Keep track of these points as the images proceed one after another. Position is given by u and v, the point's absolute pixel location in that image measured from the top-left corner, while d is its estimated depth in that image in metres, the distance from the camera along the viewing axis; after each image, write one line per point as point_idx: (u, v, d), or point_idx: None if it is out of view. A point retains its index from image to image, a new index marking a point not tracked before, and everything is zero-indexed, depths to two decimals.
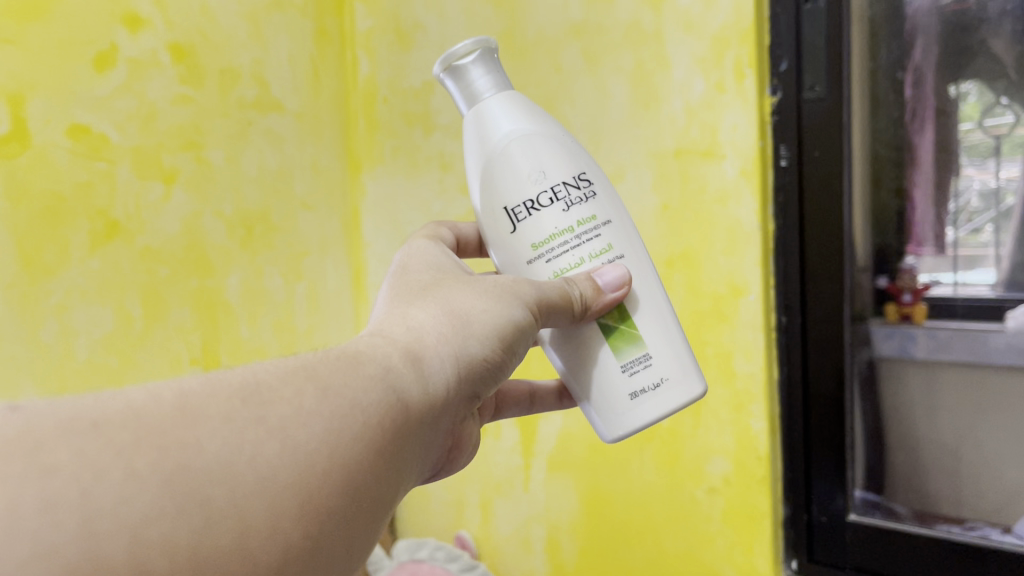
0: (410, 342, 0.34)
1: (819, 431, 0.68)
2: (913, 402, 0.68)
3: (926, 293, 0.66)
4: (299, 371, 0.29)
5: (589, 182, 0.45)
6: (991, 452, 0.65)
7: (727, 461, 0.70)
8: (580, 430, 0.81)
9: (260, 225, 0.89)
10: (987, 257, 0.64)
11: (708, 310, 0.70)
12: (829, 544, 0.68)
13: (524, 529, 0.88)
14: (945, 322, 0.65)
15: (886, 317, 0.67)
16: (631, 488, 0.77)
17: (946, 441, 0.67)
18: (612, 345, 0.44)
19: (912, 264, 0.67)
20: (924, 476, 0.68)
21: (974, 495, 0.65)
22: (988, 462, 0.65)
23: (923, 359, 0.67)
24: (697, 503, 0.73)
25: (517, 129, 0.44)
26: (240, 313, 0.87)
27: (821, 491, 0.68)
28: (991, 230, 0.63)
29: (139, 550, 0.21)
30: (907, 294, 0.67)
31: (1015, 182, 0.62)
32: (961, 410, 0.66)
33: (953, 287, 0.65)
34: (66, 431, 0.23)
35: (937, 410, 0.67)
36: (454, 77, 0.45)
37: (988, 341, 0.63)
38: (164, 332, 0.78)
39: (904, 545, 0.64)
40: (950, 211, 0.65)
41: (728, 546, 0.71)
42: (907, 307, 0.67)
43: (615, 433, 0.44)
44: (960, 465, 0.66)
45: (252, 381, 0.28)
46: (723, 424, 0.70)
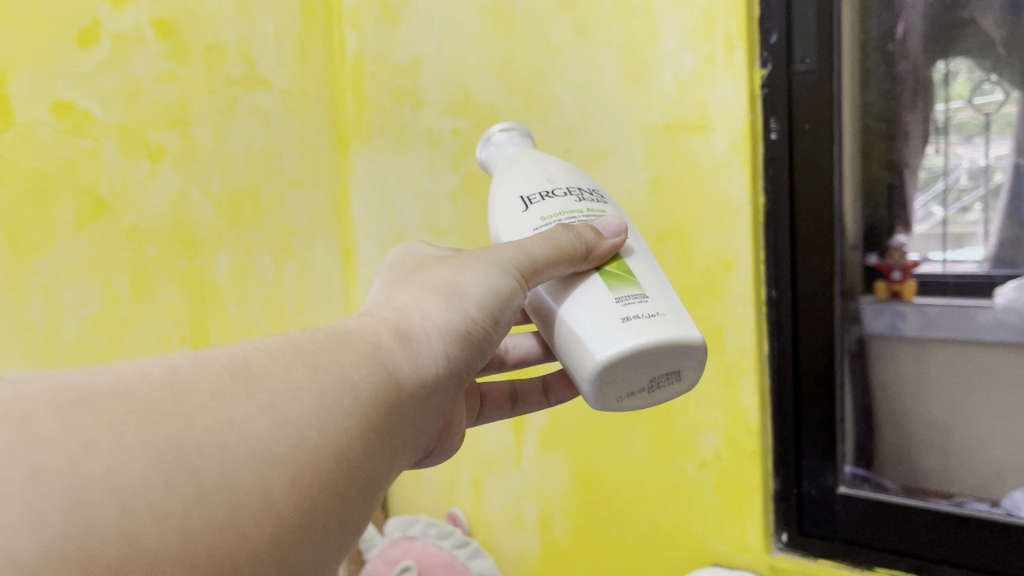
0: (399, 320, 0.34)
1: (809, 403, 0.68)
2: (902, 378, 0.69)
3: (914, 270, 0.68)
4: (287, 348, 0.29)
5: (600, 199, 0.47)
6: (980, 428, 0.66)
7: (717, 435, 0.71)
8: (572, 407, 0.81)
9: (248, 204, 0.88)
10: (975, 234, 0.66)
11: (698, 285, 0.70)
12: (819, 517, 0.68)
13: (516, 505, 0.88)
14: (933, 299, 0.68)
15: (876, 295, 0.68)
16: (622, 462, 0.78)
17: (934, 417, 0.68)
18: (604, 279, 0.41)
19: (901, 242, 0.68)
20: (912, 454, 0.68)
21: (962, 472, 0.66)
22: (977, 438, 0.66)
23: (913, 337, 0.68)
24: (688, 477, 0.73)
25: (540, 158, 0.49)
26: (229, 293, 0.86)
27: (811, 465, 0.68)
28: (980, 208, 0.66)
29: (129, 523, 0.21)
30: (896, 272, 0.68)
31: (1004, 163, 0.64)
32: (948, 386, 0.68)
33: (942, 264, 0.68)
34: (54, 402, 0.23)
35: (926, 387, 0.68)
36: (491, 145, 0.52)
37: (977, 317, 0.66)
38: (152, 312, 0.77)
39: (894, 519, 0.64)
40: (939, 189, 0.66)
41: (719, 521, 0.71)
42: (896, 284, 0.68)
43: (601, 352, 0.38)
44: (948, 442, 0.67)
45: (241, 358, 0.28)
46: (713, 398, 0.70)
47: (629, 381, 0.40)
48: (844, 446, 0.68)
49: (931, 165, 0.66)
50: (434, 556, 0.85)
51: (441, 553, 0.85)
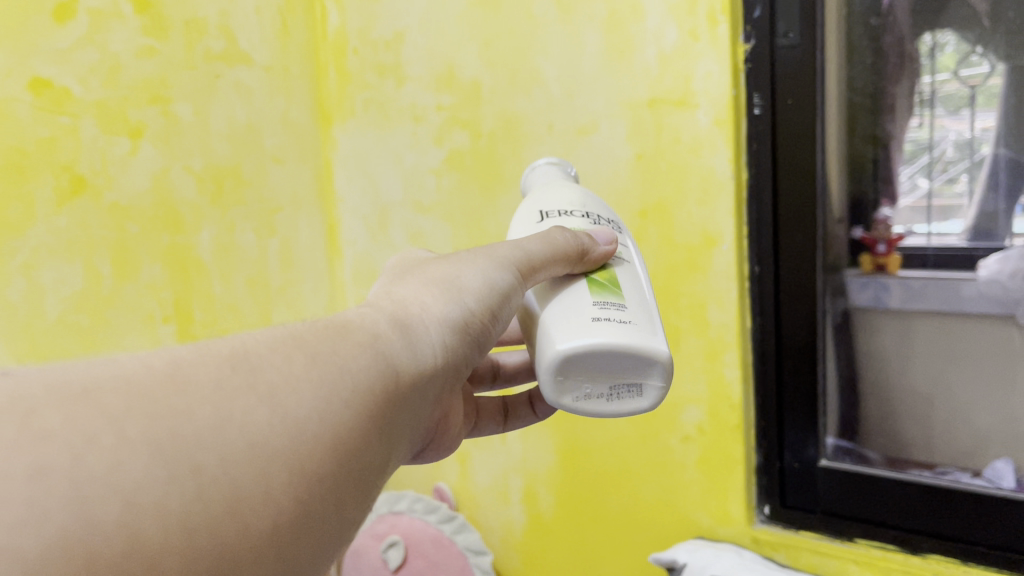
0: (398, 311, 0.34)
1: (790, 376, 0.68)
2: (887, 351, 0.68)
3: (900, 243, 0.66)
4: (287, 338, 0.29)
5: (619, 228, 0.49)
6: (965, 401, 0.65)
7: (700, 409, 0.71)
8: None
9: (230, 181, 0.88)
10: (961, 207, 0.63)
11: (682, 261, 0.70)
12: (801, 489, 0.69)
13: (502, 480, 0.88)
14: (916, 271, 0.65)
15: (861, 268, 0.68)
16: (607, 437, 0.78)
17: (919, 388, 0.67)
18: (590, 284, 0.41)
19: (887, 215, 0.66)
20: (897, 423, 0.68)
21: (946, 442, 0.66)
22: (962, 411, 0.65)
23: (897, 309, 0.67)
24: (672, 451, 0.74)
25: (573, 185, 0.51)
26: (212, 270, 0.86)
27: (793, 438, 0.69)
28: (965, 180, 0.62)
29: (131, 516, 0.21)
30: (881, 244, 0.67)
31: (990, 135, 0.61)
32: (932, 357, 0.66)
33: (927, 237, 0.65)
34: (57, 395, 0.22)
35: (909, 358, 0.67)
36: (532, 173, 0.55)
37: (961, 290, 0.64)
38: (135, 290, 0.77)
39: (877, 491, 0.65)
40: (924, 162, 0.64)
41: (702, 494, 0.72)
42: (882, 257, 0.67)
43: (560, 342, 0.38)
44: (933, 414, 0.66)
45: (240, 349, 0.27)
46: (697, 373, 0.71)
47: (591, 382, 0.39)
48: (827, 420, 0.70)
49: (914, 139, 0.64)
50: (420, 531, 0.85)
51: (428, 528, 0.86)
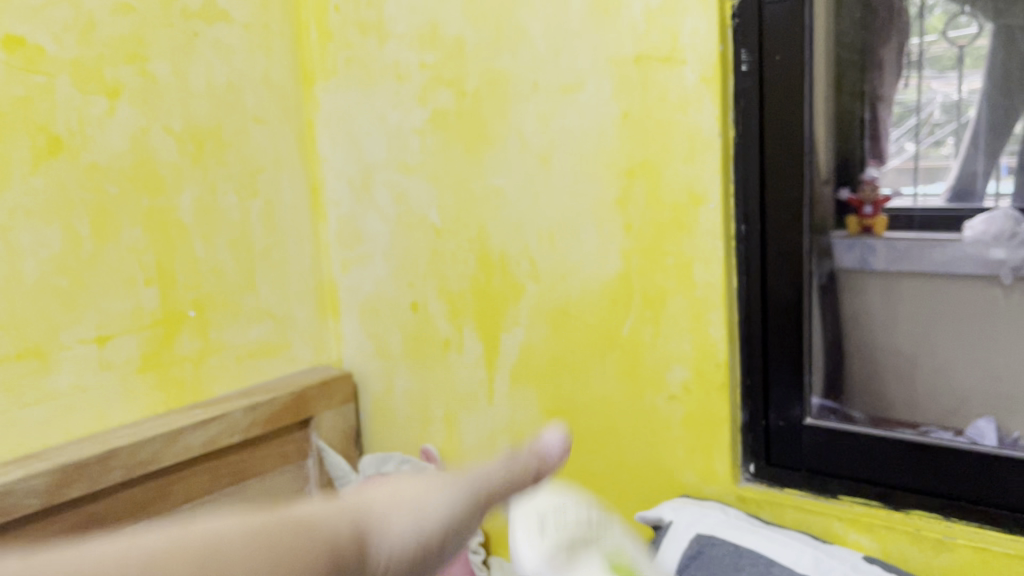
0: (359, 510, 0.32)
1: (776, 336, 0.68)
2: (872, 312, 0.70)
3: (886, 204, 0.67)
4: (258, 534, 0.25)
5: None
6: (946, 358, 0.68)
7: (686, 367, 0.71)
8: (543, 343, 0.81)
9: (211, 141, 0.86)
10: (948, 169, 0.64)
11: (668, 220, 0.70)
12: (785, 447, 0.69)
13: (489, 440, 0.88)
14: (903, 232, 0.68)
15: (847, 229, 0.68)
16: (593, 397, 0.78)
17: (902, 348, 0.69)
18: None
19: (873, 176, 0.67)
20: (881, 384, 0.69)
21: (929, 401, 0.66)
22: (943, 368, 0.68)
23: (883, 271, 0.69)
24: (657, 410, 0.74)
25: None
26: (194, 232, 0.84)
27: (779, 398, 0.69)
28: (952, 143, 0.64)
29: None
30: (867, 206, 0.67)
31: (977, 98, 0.63)
32: (914, 320, 0.69)
33: (913, 198, 0.67)
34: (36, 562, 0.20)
35: (894, 320, 0.69)
36: None
37: (941, 252, 0.68)
38: (116, 252, 0.77)
39: (861, 448, 0.65)
40: (911, 125, 0.65)
41: (687, 452, 0.73)
42: (868, 219, 0.67)
43: None
44: (916, 372, 0.68)
45: (212, 542, 0.24)
46: (682, 332, 0.71)
47: None
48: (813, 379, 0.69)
49: (903, 99, 0.64)
50: None
51: None
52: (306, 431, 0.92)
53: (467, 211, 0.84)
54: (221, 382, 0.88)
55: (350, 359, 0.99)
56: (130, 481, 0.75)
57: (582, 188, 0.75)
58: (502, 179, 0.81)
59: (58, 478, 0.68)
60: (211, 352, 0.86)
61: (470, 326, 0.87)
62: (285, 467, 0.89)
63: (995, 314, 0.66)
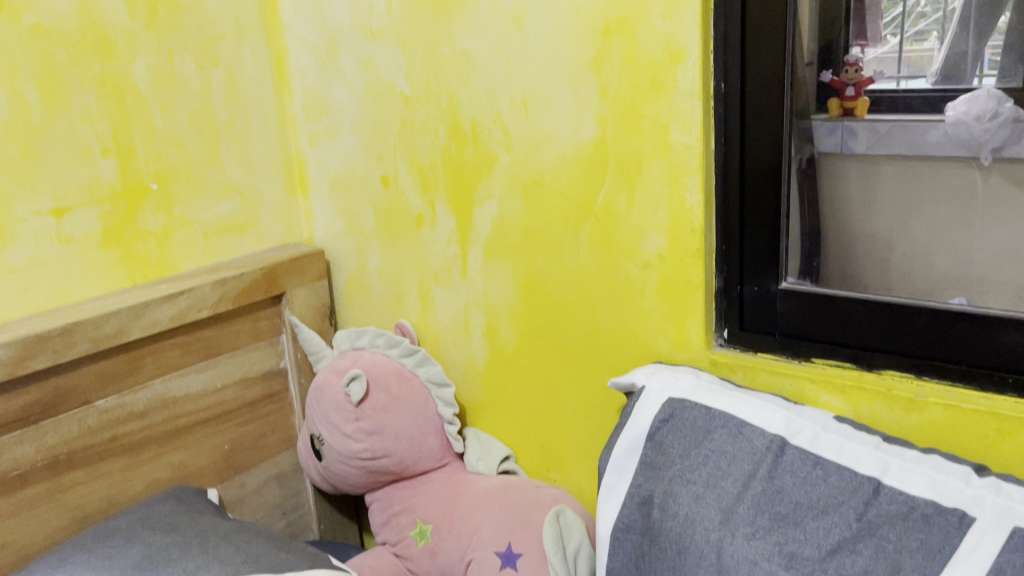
0: None
1: (754, 200, 0.67)
2: (849, 197, 0.67)
3: (869, 87, 0.63)
4: None
5: None
6: (924, 244, 0.64)
7: (661, 235, 0.70)
8: (517, 215, 0.79)
9: (165, 5, 0.80)
10: (931, 60, 0.60)
11: (645, 81, 0.67)
12: (759, 313, 0.69)
13: (463, 315, 0.87)
14: (885, 116, 0.63)
15: (829, 112, 0.65)
16: (567, 268, 0.77)
17: (879, 233, 0.66)
18: None
19: (856, 57, 0.62)
20: (855, 269, 0.66)
21: (903, 283, 0.63)
22: (920, 253, 0.64)
23: (863, 154, 0.65)
24: (631, 279, 0.73)
25: None
26: (151, 102, 0.80)
27: (754, 264, 0.68)
28: (936, 35, 0.60)
29: None
30: (850, 89, 0.63)
31: None
32: (894, 203, 0.65)
33: (896, 82, 0.62)
34: None
35: (872, 205, 0.66)
36: None
37: (927, 134, 0.63)
38: (67, 121, 0.73)
39: (836, 311, 0.64)
40: (897, 13, 0.60)
41: (661, 320, 0.72)
42: (849, 102, 0.64)
43: None
44: (892, 257, 0.65)
45: None
46: (658, 199, 0.69)
47: None
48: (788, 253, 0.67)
49: None
50: (383, 366, 0.85)
51: (390, 362, 0.86)
52: (278, 308, 0.90)
53: (437, 77, 0.81)
54: (188, 258, 0.86)
55: (321, 236, 0.97)
56: (98, 355, 0.74)
57: (556, 50, 0.72)
58: (472, 42, 0.77)
59: (23, 349, 0.67)
60: (176, 228, 0.84)
61: (442, 200, 0.85)
62: (258, 344, 0.88)
63: (981, 198, 0.63)
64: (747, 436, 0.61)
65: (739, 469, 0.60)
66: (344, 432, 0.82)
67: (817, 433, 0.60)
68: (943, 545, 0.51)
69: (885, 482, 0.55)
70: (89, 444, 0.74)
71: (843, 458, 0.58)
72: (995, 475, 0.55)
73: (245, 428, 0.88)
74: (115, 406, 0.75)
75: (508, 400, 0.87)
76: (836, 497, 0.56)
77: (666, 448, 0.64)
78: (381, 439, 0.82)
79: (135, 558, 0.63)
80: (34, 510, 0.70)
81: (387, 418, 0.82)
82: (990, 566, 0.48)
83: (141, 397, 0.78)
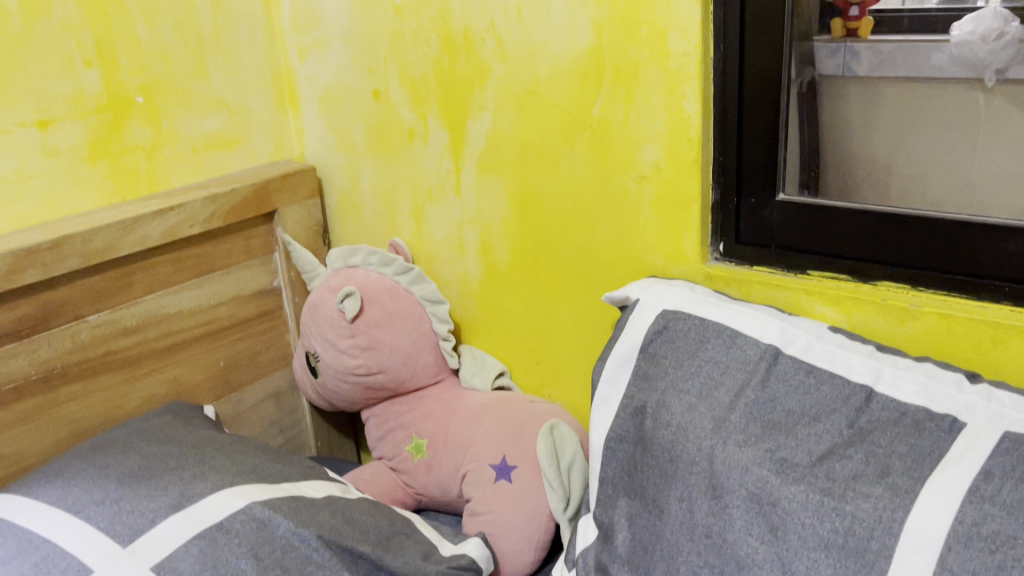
0: None
1: (753, 110, 0.65)
2: (849, 119, 0.65)
3: (873, 7, 0.60)
4: None
5: None
6: (922, 170, 0.62)
7: (658, 147, 0.69)
8: (512, 128, 0.78)
9: None
10: None
11: None
12: (755, 225, 0.68)
13: (457, 232, 0.87)
14: (888, 37, 0.60)
15: (831, 32, 0.62)
16: (562, 182, 0.76)
17: (878, 156, 0.64)
18: None
19: None
20: (852, 195, 0.64)
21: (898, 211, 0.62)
22: (918, 179, 0.62)
23: (865, 76, 0.63)
24: (626, 192, 0.72)
25: None
26: (134, 10, 0.78)
27: (752, 176, 0.67)
28: None
29: None
30: (853, 9, 0.61)
31: None
32: (894, 127, 0.63)
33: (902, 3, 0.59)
34: None
35: (872, 128, 0.64)
36: None
37: (930, 57, 0.59)
38: (48, 30, 0.71)
39: (834, 222, 0.63)
40: None
41: (656, 234, 0.72)
42: (853, 22, 0.61)
43: None
44: (889, 182, 0.63)
45: None
46: (655, 109, 0.68)
47: None
48: (785, 168, 0.66)
49: None
50: (377, 283, 0.84)
51: (385, 280, 0.85)
52: (271, 225, 0.89)
53: None
54: (177, 174, 0.84)
55: (313, 154, 0.96)
56: (89, 270, 0.73)
57: None
58: None
59: (12, 263, 0.66)
60: (165, 142, 0.82)
61: (435, 114, 0.83)
62: (252, 261, 0.88)
63: (981, 123, 0.59)
64: (741, 346, 0.61)
65: (732, 378, 0.60)
66: (338, 349, 0.82)
67: (811, 343, 0.60)
68: (933, 450, 0.51)
69: (878, 389, 0.56)
70: (83, 358, 0.74)
71: (837, 367, 0.58)
72: (987, 381, 0.55)
73: (241, 345, 0.88)
74: (108, 322, 0.75)
75: (502, 317, 0.87)
76: (828, 404, 0.56)
77: (659, 359, 0.64)
78: (376, 355, 0.82)
79: (132, 467, 0.63)
80: (30, 422, 0.71)
81: (382, 334, 0.82)
82: (979, 469, 0.49)
83: (134, 313, 0.77)
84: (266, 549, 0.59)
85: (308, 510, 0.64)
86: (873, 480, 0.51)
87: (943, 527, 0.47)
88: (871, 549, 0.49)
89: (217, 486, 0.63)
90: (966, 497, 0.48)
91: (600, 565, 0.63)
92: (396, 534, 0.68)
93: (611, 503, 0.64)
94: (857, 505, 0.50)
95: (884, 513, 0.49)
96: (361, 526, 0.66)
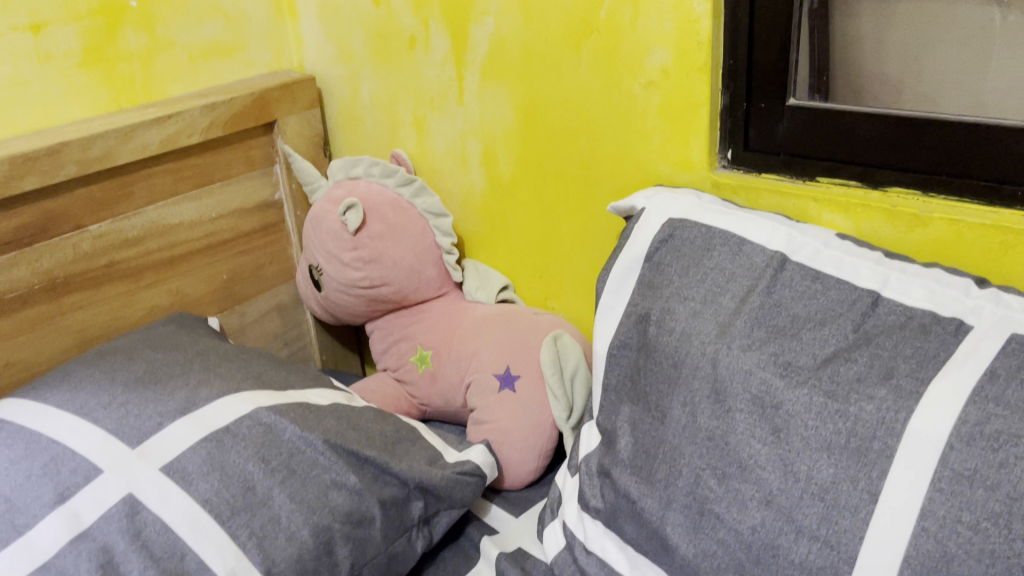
0: None
1: (765, 10, 0.62)
2: (862, 36, 0.62)
3: None
4: None
5: None
6: (935, 88, 0.60)
7: (667, 50, 0.67)
8: (516, 32, 0.76)
9: None
10: None
11: None
12: (764, 131, 0.66)
13: (460, 143, 0.85)
14: None
15: None
16: (567, 89, 0.74)
17: (889, 75, 0.61)
18: None
19: None
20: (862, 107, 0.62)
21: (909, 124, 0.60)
22: (930, 97, 0.60)
23: None
24: (633, 99, 0.70)
25: None
26: None
27: (762, 81, 0.65)
28: None
29: None
30: None
31: None
32: (907, 45, 0.60)
33: None
34: None
35: (885, 44, 0.61)
36: None
37: None
38: None
39: (845, 127, 0.62)
40: None
41: (663, 142, 0.70)
42: None
43: None
44: (902, 100, 0.61)
45: None
46: (664, 11, 0.66)
47: None
48: (796, 73, 0.64)
49: None
50: (379, 195, 0.83)
51: (386, 192, 0.84)
52: (271, 137, 0.88)
53: None
54: (174, 83, 0.83)
55: (312, 63, 0.93)
56: (88, 179, 0.72)
57: None
58: None
59: (9, 169, 0.65)
60: (160, 49, 0.80)
61: (437, 20, 0.81)
62: (253, 173, 0.87)
63: (997, 39, 0.57)
64: (747, 253, 0.61)
65: (738, 285, 0.60)
66: (341, 261, 0.82)
67: (818, 249, 0.60)
68: (938, 352, 0.51)
69: (885, 294, 0.55)
70: (85, 269, 0.73)
71: (844, 273, 0.58)
72: (995, 287, 0.55)
73: (244, 258, 0.88)
74: (109, 232, 0.75)
75: (506, 230, 0.86)
76: (834, 309, 0.56)
77: (664, 267, 0.64)
78: (379, 267, 0.81)
79: (138, 373, 0.64)
80: (36, 331, 0.71)
81: (385, 247, 0.81)
82: (985, 369, 0.49)
83: (135, 224, 0.77)
84: (274, 452, 0.60)
85: (314, 416, 0.65)
86: (877, 382, 0.51)
87: (946, 426, 0.48)
88: (873, 449, 0.49)
89: (223, 392, 0.63)
90: (971, 397, 0.48)
91: (603, 469, 0.64)
92: (401, 440, 0.69)
93: (614, 409, 0.65)
94: (861, 406, 0.50)
95: (887, 414, 0.49)
96: (366, 431, 0.67)
